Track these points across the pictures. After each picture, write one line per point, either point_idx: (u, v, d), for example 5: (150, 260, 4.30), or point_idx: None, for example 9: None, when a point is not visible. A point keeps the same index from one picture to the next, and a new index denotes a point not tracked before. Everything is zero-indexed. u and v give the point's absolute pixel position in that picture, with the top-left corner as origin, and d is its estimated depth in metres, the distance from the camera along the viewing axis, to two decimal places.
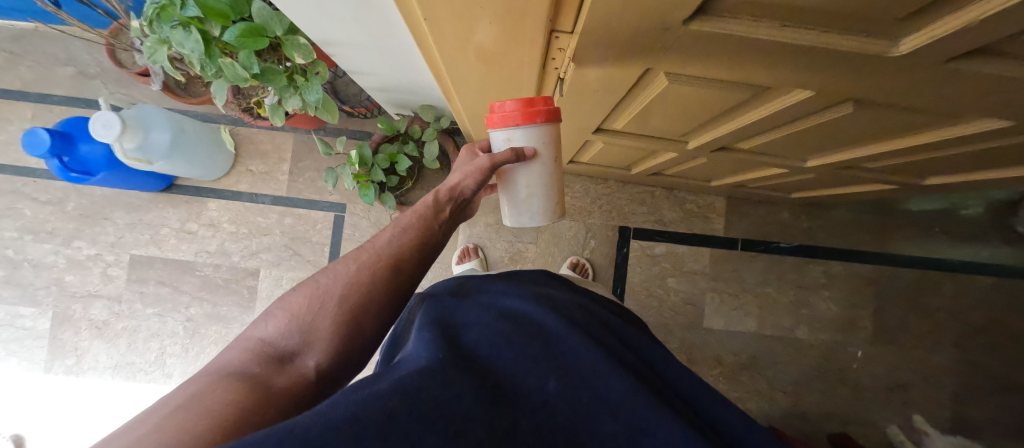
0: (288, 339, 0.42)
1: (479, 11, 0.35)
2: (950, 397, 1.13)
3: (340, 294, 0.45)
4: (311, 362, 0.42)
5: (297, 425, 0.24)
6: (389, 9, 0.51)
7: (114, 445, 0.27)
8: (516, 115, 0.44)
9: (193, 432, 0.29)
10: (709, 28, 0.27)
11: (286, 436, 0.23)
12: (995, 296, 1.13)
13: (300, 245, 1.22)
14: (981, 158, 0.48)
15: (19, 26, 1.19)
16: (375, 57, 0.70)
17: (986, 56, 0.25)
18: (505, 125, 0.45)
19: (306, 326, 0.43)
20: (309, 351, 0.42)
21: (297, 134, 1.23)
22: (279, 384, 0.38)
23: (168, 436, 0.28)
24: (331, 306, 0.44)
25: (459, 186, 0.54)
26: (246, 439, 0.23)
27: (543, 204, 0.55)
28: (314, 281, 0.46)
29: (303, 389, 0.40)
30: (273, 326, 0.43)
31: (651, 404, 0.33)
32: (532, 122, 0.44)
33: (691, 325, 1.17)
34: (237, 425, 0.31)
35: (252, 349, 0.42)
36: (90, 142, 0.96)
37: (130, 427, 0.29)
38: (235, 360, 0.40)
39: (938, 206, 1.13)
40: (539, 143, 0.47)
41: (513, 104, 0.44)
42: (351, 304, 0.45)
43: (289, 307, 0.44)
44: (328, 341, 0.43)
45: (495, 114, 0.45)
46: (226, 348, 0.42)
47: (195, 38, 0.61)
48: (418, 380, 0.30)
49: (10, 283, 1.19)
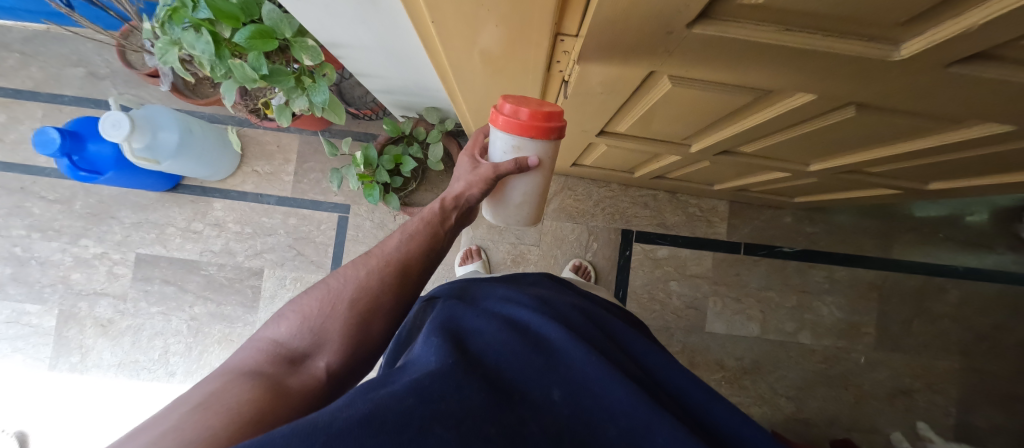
0: (300, 341, 0.43)
1: (486, 14, 0.36)
2: (955, 405, 1.12)
3: (349, 297, 0.45)
4: (321, 363, 0.42)
5: (319, 419, 0.26)
6: (395, 11, 0.53)
7: (137, 441, 0.27)
8: (532, 125, 0.43)
9: (213, 431, 0.29)
10: (711, 31, 0.27)
11: (310, 431, 0.24)
12: (1000, 303, 1.12)
13: (304, 245, 1.22)
14: (982, 163, 0.48)
15: (31, 28, 1.21)
16: (383, 60, 0.71)
17: (986, 60, 0.26)
18: (522, 134, 0.44)
19: (317, 328, 0.44)
20: (320, 353, 0.43)
21: (303, 135, 1.24)
22: (293, 385, 0.38)
23: (189, 433, 0.28)
24: (340, 309, 0.45)
25: (463, 194, 0.53)
26: (273, 434, 0.24)
27: (530, 211, 0.57)
28: (325, 284, 0.47)
29: (316, 391, 0.40)
30: (285, 327, 0.44)
31: (653, 409, 0.33)
32: (545, 137, 0.45)
33: (693, 328, 1.17)
34: (255, 424, 0.32)
35: (265, 349, 0.42)
36: (99, 141, 0.98)
37: (151, 423, 0.30)
38: (249, 360, 0.40)
39: (941, 212, 1.14)
40: (544, 159, 0.48)
41: (527, 113, 0.42)
42: (360, 306, 0.45)
43: (301, 309, 0.45)
44: (339, 342, 0.43)
45: (507, 120, 0.43)
46: (239, 349, 0.43)
47: (206, 40, 0.61)
48: (430, 382, 0.30)
49: (17, 280, 1.20)
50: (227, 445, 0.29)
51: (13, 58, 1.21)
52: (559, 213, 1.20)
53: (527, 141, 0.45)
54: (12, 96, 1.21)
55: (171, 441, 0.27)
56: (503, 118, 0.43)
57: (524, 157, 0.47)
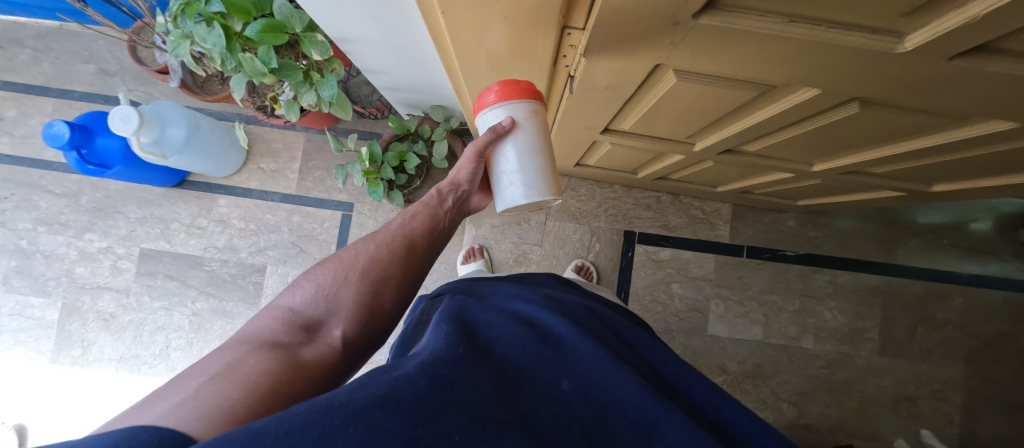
0: (315, 309, 0.44)
1: (496, 9, 0.36)
2: (960, 412, 1.11)
3: (362, 267, 0.47)
4: (336, 333, 0.43)
5: (336, 398, 0.26)
6: (404, 7, 0.54)
7: (157, 405, 0.28)
8: (526, 88, 0.48)
9: (231, 399, 0.30)
10: (718, 22, 0.27)
11: (327, 409, 0.24)
12: (1005, 310, 1.12)
13: (308, 243, 1.23)
14: (989, 163, 0.49)
15: (44, 25, 1.23)
16: (392, 56, 0.72)
17: (988, 53, 0.26)
18: (519, 96, 0.47)
19: (331, 298, 0.45)
20: (334, 322, 0.44)
21: (309, 133, 1.25)
22: (309, 354, 0.39)
23: (207, 401, 0.28)
24: (354, 278, 0.46)
25: (458, 179, 0.57)
26: (289, 411, 0.24)
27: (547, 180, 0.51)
28: (338, 257, 0.48)
29: (331, 359, 0.41)
30: (301, 296, 0.45)
31: (661, 403, 0.33)
32: (531, 97, 0.48)
33: (695, 331, 1.16)
34: (272, 395, 0.32)
35: (282, 317, 0.43)
36: (108, 136, 0.99)
37: (169, 390, 0.30)
38: (266, 328, 0.41)
39: (944, 218, 1.14)
40: (537, 120, 0.49)
41: (503, 82, 0.47)
42: (372, 278, 0.47)
43: (315, 279, 0.46)
44: (352, 312, 0.45)
45: (495, 92, 0.47)
46: (255, 317, 0.43)
47: (216, 33, 0.63)
48: (441, 367, 0.30)
49: (21, 273, 1.21)
50: (247, 415, 0.30)
51: (25, 54, 1.23)
52: (562, 213, 1.21)
53: (512, 105, 0.47)
54: (23, 91, 1.23)
55: (191, 408, 0.27)
56: (496, 88, 0.47)
57: (513, 119, 0.48)
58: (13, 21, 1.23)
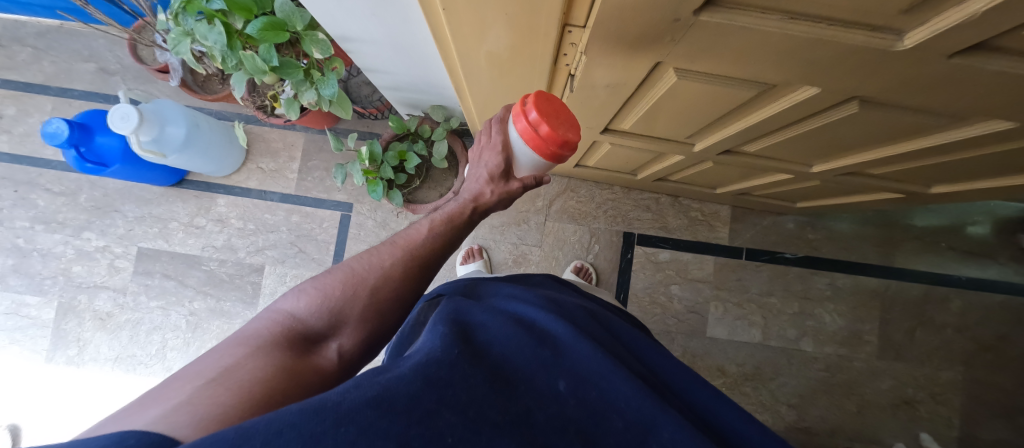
0: (317, 319, 0.43)
1: (495, 9, 0.36)
2: (959, 416, 1.10)
3: (371, 284, 0.46)
4: (335, 345, 0.43)
5: (328, 399, 0.25)
6: (405, 6, 0.54)
7: (149, 410, 0.27)
8: None
9: (225, 410, 0.29)
10: (718, 18, 0.28)
11: (320, 409, 0.24)
12: (1003, 313, 1.12)
13: (306, 242, 1.23)
14: (985, 165, 0.49)
15: (45, 23, 1.23)
16: (393, 55, 0.72)
17: (985, 51, 0.26)
18: None
19: (336, 310, 0.44)
20: (337, 334, 0.44)
21: (309, 133, 1.25)
22: (308, 364, 0.39)
23: (200, 408, 0.28)
24: (362, 294, 0.45)
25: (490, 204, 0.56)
26: (284, 410, 0.24)
27: None
28: (347, 266, 0.47)
29: (329, 369, 0.41)
30: (304, 303, 0.44)
31: (656, 405, 0.33)
32: None
33: (694, 333, 1.16)
34: (266, 403, 0.32)
35: (281, 321, 0.42)
36: (106, 134, 0.98)
37: (163, 393, 0.30)
38: (264, 330, 0.41)
39: (941, 221, 1.14)
40: None
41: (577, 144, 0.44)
42: (380, 295, 0.46)
43: (322, 287, 0.45)
44: (355, 326, 0.45)
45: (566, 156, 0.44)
46: (254, 318, 0.43)
47: (217, 31, 0.63)
48: (436, 368, 0.30)
49: (18, 271, 1.20)
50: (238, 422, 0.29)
51: (25, 52, 1.23)
52: (562, 214, 1.21)
53: None
54: (22, 89, 1.23)
55: (184, 414, 0.27)
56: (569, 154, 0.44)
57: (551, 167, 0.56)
58: (14, 20, 1.23)
